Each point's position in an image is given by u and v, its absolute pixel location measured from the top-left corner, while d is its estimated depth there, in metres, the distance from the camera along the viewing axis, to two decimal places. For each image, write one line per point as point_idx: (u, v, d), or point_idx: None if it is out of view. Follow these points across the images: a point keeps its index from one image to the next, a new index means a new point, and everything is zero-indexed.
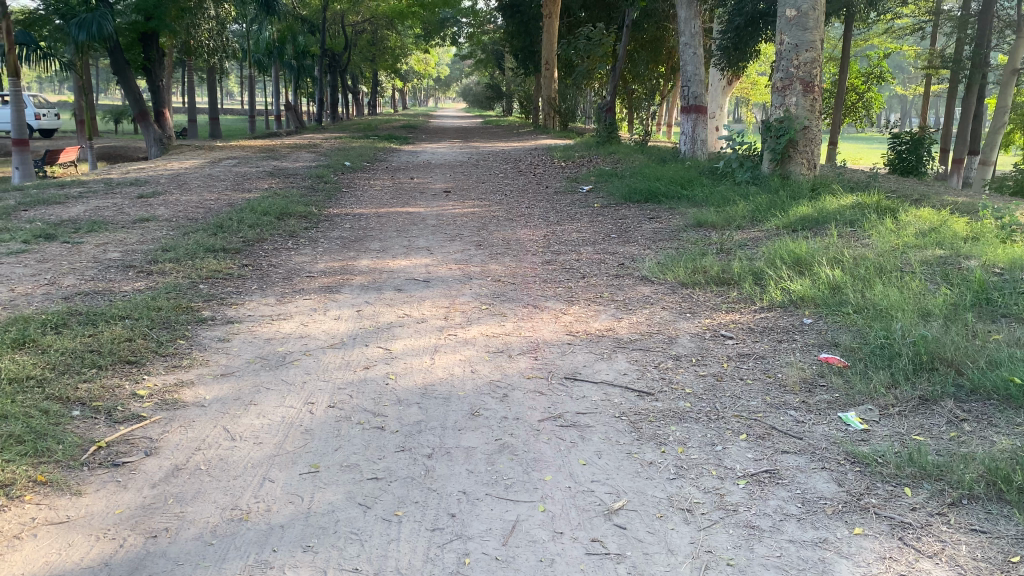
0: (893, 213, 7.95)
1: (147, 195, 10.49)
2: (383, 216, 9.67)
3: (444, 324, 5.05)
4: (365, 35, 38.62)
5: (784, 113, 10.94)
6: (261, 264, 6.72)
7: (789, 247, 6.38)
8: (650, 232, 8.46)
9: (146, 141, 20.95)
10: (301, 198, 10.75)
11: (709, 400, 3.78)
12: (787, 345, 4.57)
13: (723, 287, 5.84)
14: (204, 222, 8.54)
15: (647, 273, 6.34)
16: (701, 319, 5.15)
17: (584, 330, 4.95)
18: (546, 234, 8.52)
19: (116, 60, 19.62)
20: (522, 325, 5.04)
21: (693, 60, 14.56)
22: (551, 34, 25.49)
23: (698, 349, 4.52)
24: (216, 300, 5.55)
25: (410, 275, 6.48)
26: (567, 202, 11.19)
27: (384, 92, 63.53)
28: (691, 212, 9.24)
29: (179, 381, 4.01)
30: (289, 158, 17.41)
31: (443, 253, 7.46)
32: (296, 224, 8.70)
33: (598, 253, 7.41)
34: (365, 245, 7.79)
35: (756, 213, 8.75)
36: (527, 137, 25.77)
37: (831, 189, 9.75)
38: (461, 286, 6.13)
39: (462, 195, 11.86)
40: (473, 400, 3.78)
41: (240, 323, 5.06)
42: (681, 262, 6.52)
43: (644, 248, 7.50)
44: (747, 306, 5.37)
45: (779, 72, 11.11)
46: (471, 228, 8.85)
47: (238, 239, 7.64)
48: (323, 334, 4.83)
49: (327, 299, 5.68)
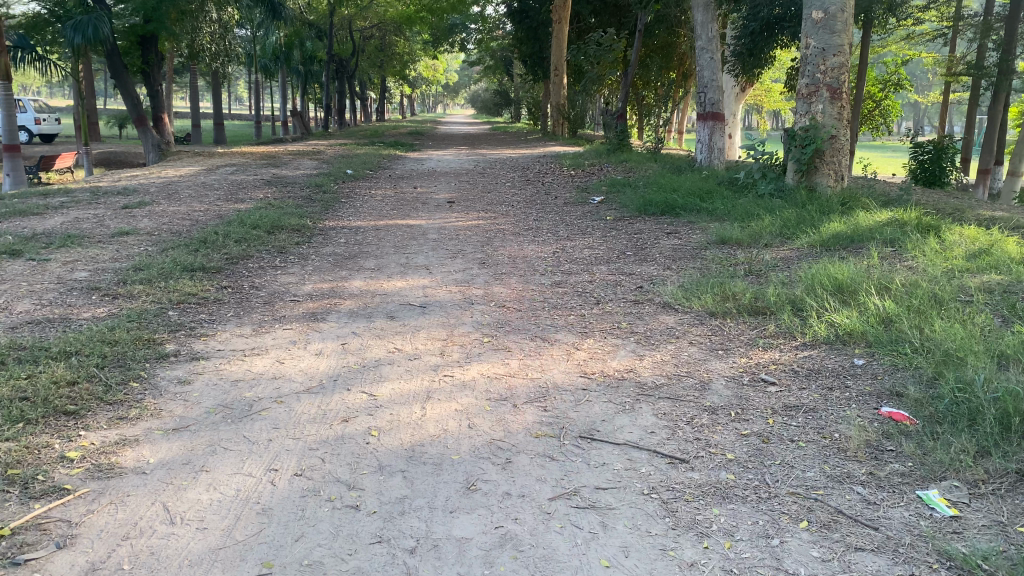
0: (936, 231, 7.27)
1: (132, 205, 9.89)
2: (381, 230, 9.04)
3: (440, 362, 4.40)
4: (372, 41, 38.06)
5: (809, 121, 10.28)
6: (242, 286, 6.10)
7: (829, 272, 5.71)
8: (668, 249, 7.80)
9: (143, 147, 20.41)
10: (296, 209, 10.13)
11: (757, 471, 3.12)
12: (839, 394, 3.91)
13: (757, 317, 5.18)
14: (188, 236, 7.93)
15: (669, 299, 5.68)
16: (735, 358, 4.48)
17: (601, 371, 4.29)
18: (556, 251, 7.87)
19: (114, 64, 19.03)
20: (530, 365, 4.38)
21: (710, 65, 13.91)
22: (561, 40, 24.89)
23: (736, 398, 3.86)
24: (184, 330, 4.91)
25: (405, 299, 5.86)
26: (577, 214, 10.54)
27: (391, 98, 63.06)
28: (712, 228, 8.58)
29: (120, 439, 3.37)
30: (289, 165, 16.80)
31: (443, 272, 6.82)
32: (286, 238, 8.10)
33: (613, 273, 6.75)
34: (359, 263, 7.16)
35: (783, 230, 8.09)
36: (536, 144, 25.15)
37: (861, 203, 9.08)
38: (462, 312, 5.49)
39: (466, 206, 11.20)
40: (470, 467, 3.14)
41: (207, 360, 4.42)
42: (707, 287, 5.87)
43: (664, 269, 6.84)
44: (786, 342, 4.71)
45: (804, 78, 10.45)
46: (475, 244, 8.20)
47: (221, 256, 7.02)
48: (300, 376, 4.18)
49: (309, 329, 5.04)
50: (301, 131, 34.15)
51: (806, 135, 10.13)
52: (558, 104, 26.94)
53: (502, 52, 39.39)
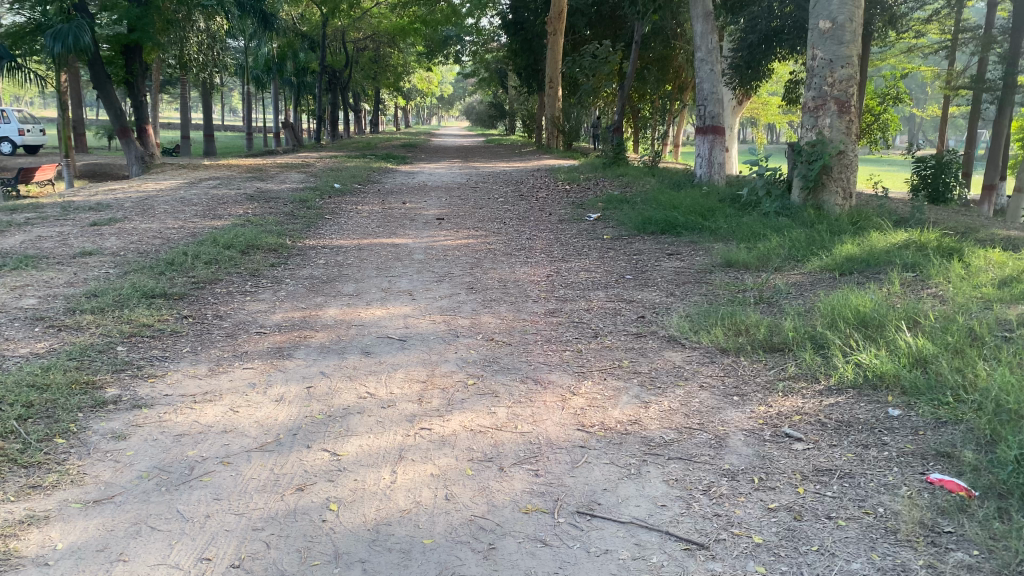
0: (957, 255, 6.77)
1: (101, 222, 9.35)
2: (365, 249, 8.51)
3: (418, 411, 3.87)
4: (366, 52, 37.64)
5: (816, 136, 9.79)
6: (205, 315, 5.55)
7: (850, 303, 5.18)
8: (670, 272, 7.29)
9: (126, 159, 19.90)
10: (275, 226, 9.61)
11: (791, 562, 2.57)
12: (879, 453, 3.38)
13: (774, 356, 4.65)
14: (155, 257, 7.40)
15: (673, 333, 5.15)
16: (753, 407, 3.96)
17: (601, 423, 3.75)
18: (549, 274, 7.35)
19: (96, 73, 18.54)
20: (520, 414, 3.84)
21: (710, 77, 13.46)
22: (556, 52, 24.48)
23: (758, 461, 3.32)
24: (130, 370, 4.35)
25: (384, 331, 5.31)
26: (573, 232, 10.03)
27: (385, 110, 62.69)
28: (716, 249, 8.07)
29: (27, 516, 2.80)
30: (276, 179, 16.29)
31: (427, 298, 6.29)
32: (261, 259, 7.57)
33: (612, 300, 6.23)
34: (336, 287, 6.63)
35: (791, 252, 7.59)
36: (530, 158, 24.68)
37: (874, 223, 8.58)
38: (447, 347, 4.96)
39: (457, 223, 10.68)
40: (445, 557, 2.59)
41: (150, 408, 3.85)
42: (715, 318, 5.36)
43: (667, 296, 6.31)
44: (809, 387, 4.18)
45: (810, 91, 9.99)
46: (463, 265, 7.68)
47: (186, 280, 6.49)
48: (256, 429, 3.64)
49: (272, 367, 4.48)
50: (292, 142, 33.69)
51: (813, 150, 9.65)
52: (553, 116, 26.48)
53: (497, 64, 38.98)
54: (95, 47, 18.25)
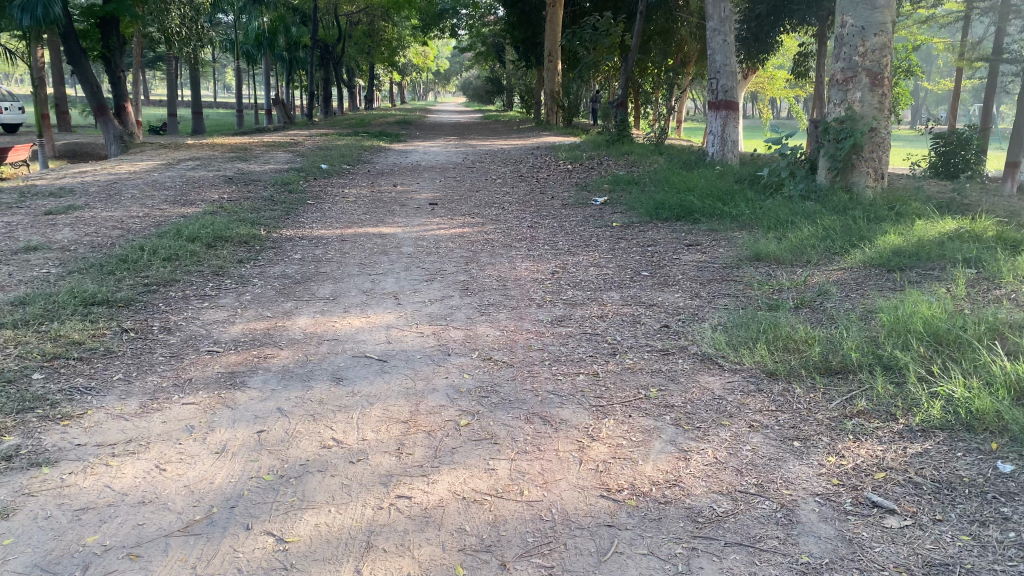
0: (1021, 248, 5.92)
1: (57, 210, 8.45)
2: (348, 240, 7.64)
3: (396, 467, 3.04)
4: (360, 26, 36.30)
5: (845, 111, 8.90)
6: (152, 329, 4.69)
7: (916, 311, 4.34)
8: (692, 267, 6.45)
9: (104, 138, 18.91)
10: (252, 214, 8.73)
11: None
12: (1006, 535, 2.53)
13: (834, 382, 3.82)
14: (108, 253, 6.53)
15: (706, 350, 4.31)
16: (820, 458, 3.13)
17: (630, 484, 2.92)
18: (555, 270, 6.49)
19: (70, 47, 17.49)
20: (525, 472, 2.99)
21: (723, 49, 12.53)
22: (555, 25, 23.56)
23: (842, 551, 2.49)
24: (41, 408, 3.48)
25: (361, 349, 4.46)
26: (577, 218, 9.17)
27: (380, 87, 61.31)
28: (740, 240, 7.23)
29: None
30: (259, 159, 15.37)
31: (415, 303, 5.44)
32: (230, 254, 6.72)
33: (629, 304, 5.40)
34: (312, 289, 5.78)
35: (826, 244, 6.75)
36: (528, 134, 23.75)
37: (914, 209, 7.71)
38: (435, 369, 4.12)
39: (451, 208, 9.83)
40: None
41: (53, 467, 3.00)
42: (754, 331, 4.52)
43: (692, 299, 5.47)
44: (885, 427, 3.36)
45: (838, 63, 9.08)
46: (457, 260, 6.83)
47: (137, 282, 5.63)
48: (185, 499, 2.81)
49: (218, 403, 3.64)
50: (284, 119, 32.60)
51: (841, 127, 8.78)
52: (552, 92, 25.54)
53: (494, 39, 37.76)
54: (68, 19, 17.20)
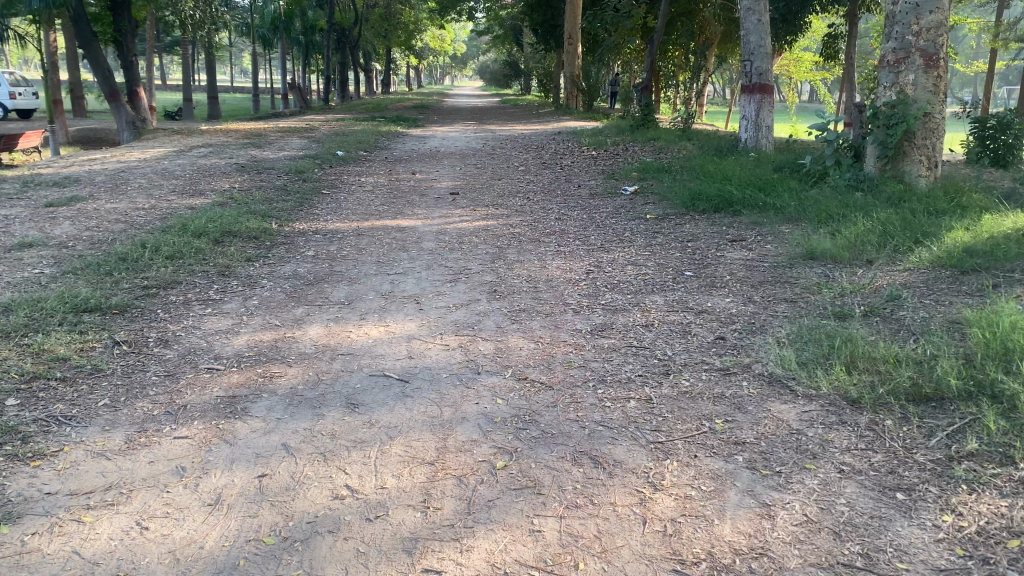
0: None
1: (58, 201, 7.99)
2: (365, 235, 7.15)
3: (423, 528, 2.53)
4: (377, 9, 35.50)
5: (897, 95, 8.24)
6: (148, 341, 4.20)
7: (1013, 324, 3.75)
8: (740, 267, 5.89)
9: (117, 124, 18.50)
10: (263, 205, 8.25)
11: None
12: None
13: (929, 414, 3.27)
14: (108, 250, 6.06)
15: (774, 371, 3.76)
16: (934, 517, 2.59)
17: (707, 554, 2.40)
18: (588, 270, 5.96)
19: (81, 30, 17.06)
20: (578, 536, 2.48)
21: (758, 29, 11.86)
22: (576, 6, 22.84)
23: None
24: (10, 446, 3.00)
25: (379, 365, 3.95)
26: (607, 209, 8.61)
27: (397, 70, 60.64)
28: (790, 235, 6.65)
29: None
30: (274, 146, 14.88)
31: (439, 309, 4.92)
32: (239, 252, 6.24)
33: (677, 312, 4.85)
34: (325, 292, 5.27)
35: (886, 241, 6.16)
36: (548, 119, 23.13)
37: (978, 201, 7.08)
38: (463, 393, 3.60)
39: (472, 199, 9.31)
40: None
41: (13, 526, 2.51)
42: (825, 346, 3.96)
43: (746, 305, 4.91)
44: (1006, 474, 2.80)
45: (889, 43, 8.41)
46: (482, 258, 6.31)
47: (135, 285, 5.15)
48: (168, 571, 2.32)
49: (216, 437, 3.14)
50: (300, 104, 32.05)
51: (892, 112, 8.14)
52: (573, 75, 24.88)
53: (512, 21, 37.00)
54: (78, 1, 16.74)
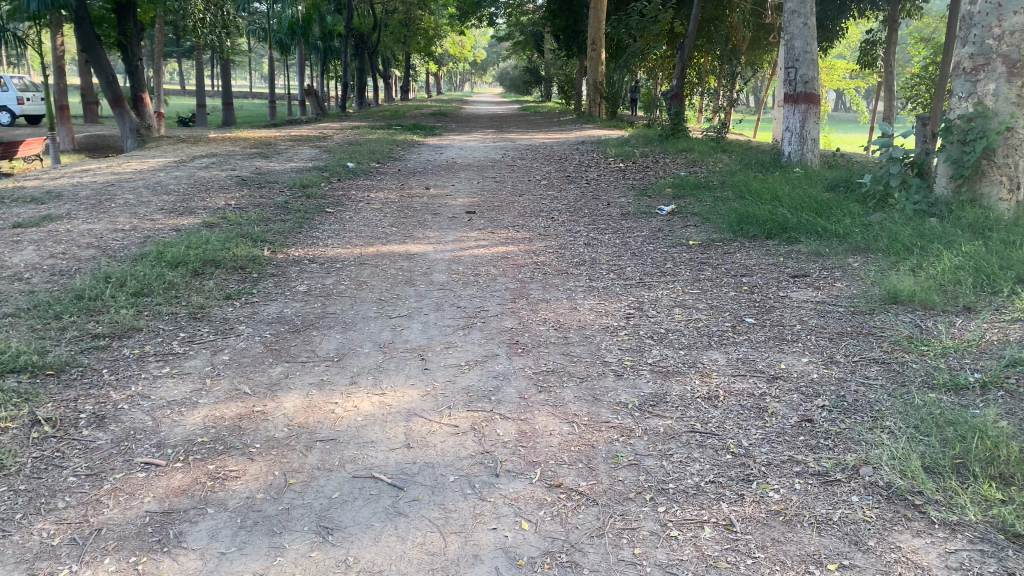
0: None
1: (29, 222, 7.17)
2: (368, 265, 6.26)
3: None
4: (396, 15, 34.56)
5: (973, 107, 7.23)
6: (77, 418, 3.31)
7: None
8: (809, 313, 4.92)
9: (121, 131, 17.78)
10: (257, 226, 7.40)
11: None
12: None
13: None
14: (66, 284, 5.20)
15: (894, 481, 2.81)
16: None
17: None
18: (628, 313, 5.04)
19: (84, 34, 16.29)
20: None
21: (802, 34, 10.88)
22: (599, 12, 21.87)
23: None
24: None
25: (367, 461, 3.03)
26: (642, 233, 7.66)
27: (418, 77, 59.82)
28: (862, 272, 5.67)
29: None
30: (281, 155, 14.00)
31: (448, 370, 3.99)
32: (219, 287, 5.35)
33: (746, 377, 3.89)
34: (311, 344, 4.36)
35: (981, 282, 5.15)
36: (571, 127, 22.18)
37: None
38: (477, 510, 2.68)
39: (490, 219, 8.41)
40: None
41: None
42: (956, 441, 2.98)
43: (830, 372, 3.93)
44: None
45: (964, 48, 7.41)
46: (501, 296, 5.38)
47: (83, 334, 4.27)
48: None
49: None
50: (318, 111, 31.16)
51: (968, 126, 7.14)
52: (595, 82, 23.91)
53: (533, 28, 36.06)
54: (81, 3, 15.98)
